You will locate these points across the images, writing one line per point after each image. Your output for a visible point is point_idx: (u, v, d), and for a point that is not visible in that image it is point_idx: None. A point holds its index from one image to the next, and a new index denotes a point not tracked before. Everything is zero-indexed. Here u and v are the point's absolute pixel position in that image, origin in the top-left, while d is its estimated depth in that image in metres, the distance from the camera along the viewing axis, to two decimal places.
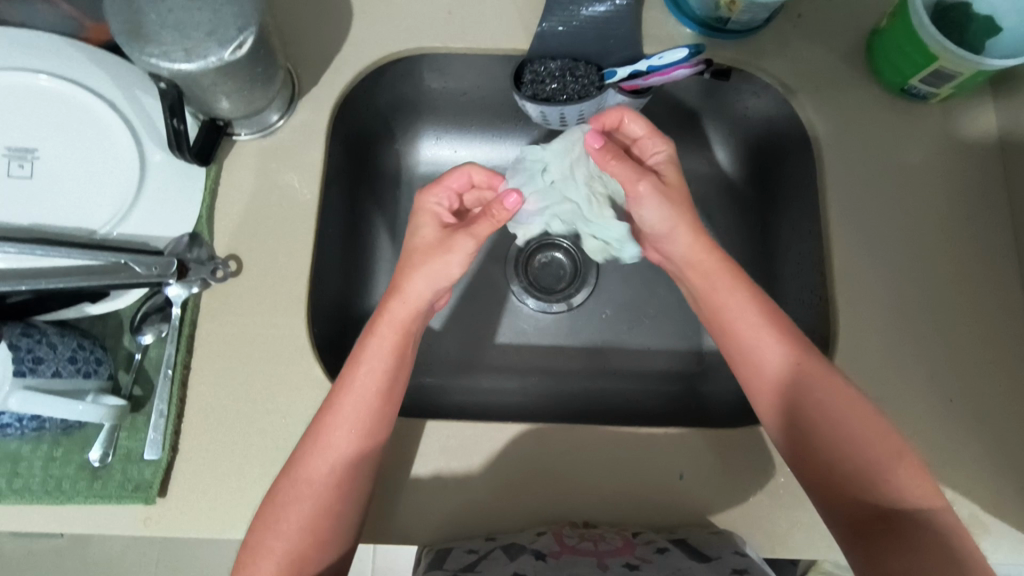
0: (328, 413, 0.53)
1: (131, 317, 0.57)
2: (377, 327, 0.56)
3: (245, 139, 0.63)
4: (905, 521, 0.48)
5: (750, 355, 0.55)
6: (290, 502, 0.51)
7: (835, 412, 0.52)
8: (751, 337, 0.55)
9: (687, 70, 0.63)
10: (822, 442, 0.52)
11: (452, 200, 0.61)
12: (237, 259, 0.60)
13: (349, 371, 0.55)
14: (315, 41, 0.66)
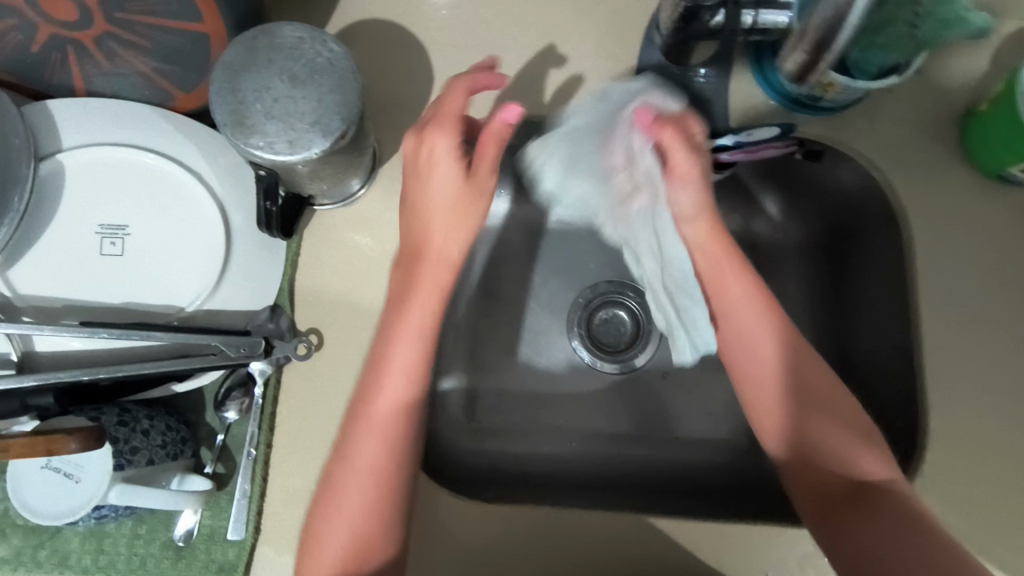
0: (370, 395, 0.50)
1: (214, 393, 0.57)
2: (413, 292, 0.51)
3: (326, 209, 0.62)
4: (885, 501, 0.48)
5: (740, 322, 0.53)
6: (323, 532, 0.48)
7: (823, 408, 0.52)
8: (745, 303, 0.53)
9: (777, 149, 0.62)
10: (809, 435, 0.51)
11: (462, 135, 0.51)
12: (318, 333, 0.60)
13: (391, 341, 0.51)
14: (397, 107, 0.65)
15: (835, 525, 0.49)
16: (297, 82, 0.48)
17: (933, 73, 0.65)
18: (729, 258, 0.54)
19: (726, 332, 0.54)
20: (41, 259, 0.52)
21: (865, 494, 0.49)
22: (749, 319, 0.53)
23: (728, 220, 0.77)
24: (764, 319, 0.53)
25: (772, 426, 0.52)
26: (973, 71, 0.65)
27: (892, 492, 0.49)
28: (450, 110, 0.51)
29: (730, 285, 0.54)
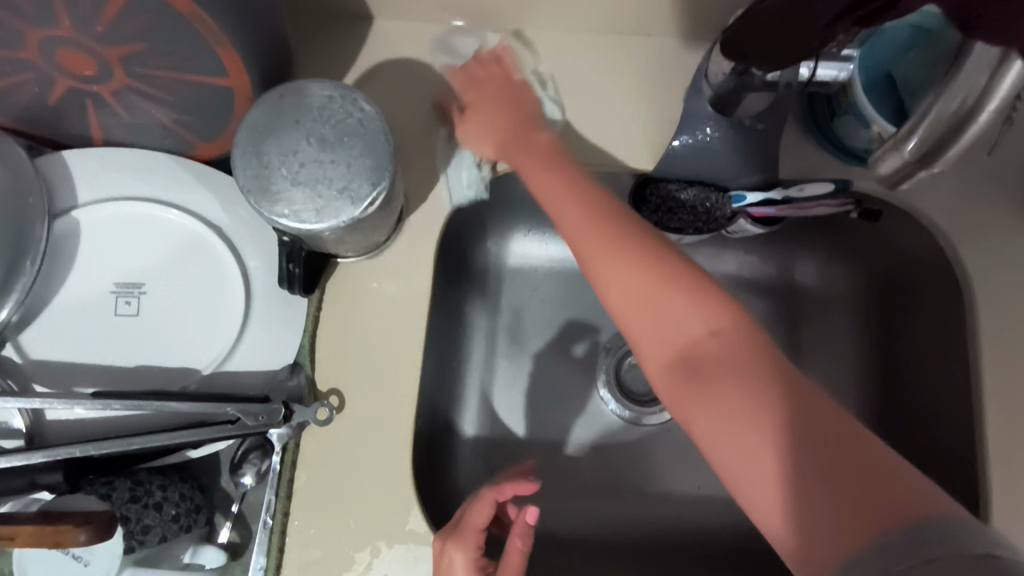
0: None
1: (231, 456, 0.55)
2: (455, 554, 0.49)
3: (350, 262, 0.60)
4: (809, 420, 0.38)
5: (602, 259, 0.45)
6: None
7: (693, 312, 0.42)
8: (594, 245, 0.46)
9: (831, 206, 0.58)
10: (692, 347, 0.42)
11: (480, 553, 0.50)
12: (338, 394, 0.57)
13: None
14: (426, 154, 0.62)
15: (804, 491, 0.36)
16: (325, 145, 0.45)
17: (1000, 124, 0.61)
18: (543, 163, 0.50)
19: (597, 262, 0.45)
20: (56, 319, 0.50)
21: (807, 423, 0.38)
22: (612, 260, 0.45)
23: (767, 268, 0.73)
24: (631, 249, 0.45)
25: (658, 355, 0.43)
26: None
27: (812, 409, 0.38)
28: (472, 530, 0.50)
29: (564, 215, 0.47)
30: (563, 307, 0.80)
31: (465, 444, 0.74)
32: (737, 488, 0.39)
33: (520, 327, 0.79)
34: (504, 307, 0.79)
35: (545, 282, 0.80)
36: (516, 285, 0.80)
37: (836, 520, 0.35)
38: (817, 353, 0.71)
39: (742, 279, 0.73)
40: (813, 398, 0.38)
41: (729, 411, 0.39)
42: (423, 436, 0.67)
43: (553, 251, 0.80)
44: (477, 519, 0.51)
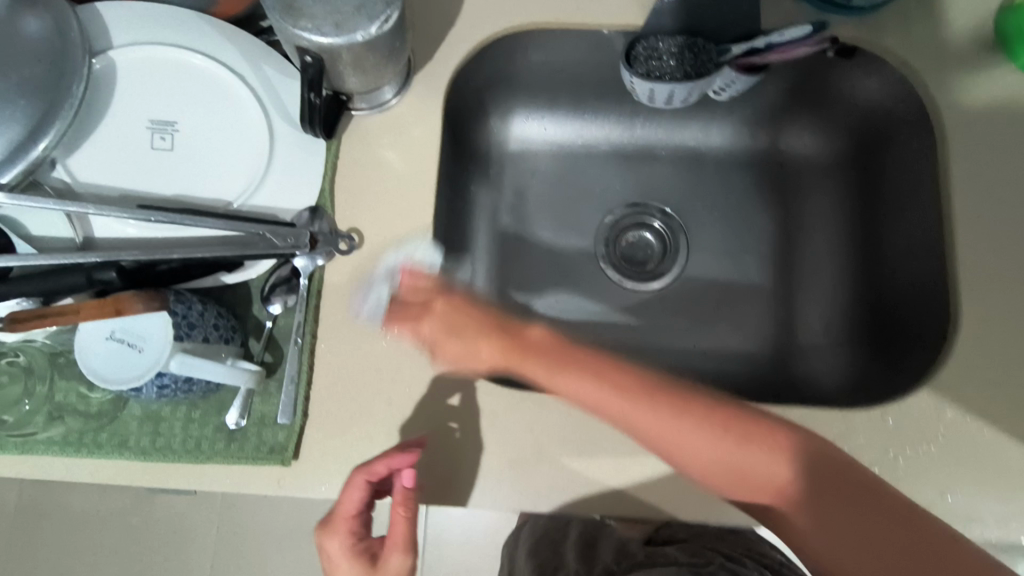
0: None
1: (261, 287, 0.60)
2: (332, 535, 0.54)
3: (362, 114, 0.64)
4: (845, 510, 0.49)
5: (671, 434, 0.51)
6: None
7: (772, 463, 0.50)
8: (672, 446, 0.51)
9: (811, 46, 0.62)
10: (778, 494, 0.51)
11: (358, 525, 0.55)
12: (358, 232, 0.62)
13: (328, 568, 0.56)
14: (429, 18, 0.67)
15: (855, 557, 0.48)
16: None
17: None
18: (583, 377, 0.54)
19: (683, 459, 0.51)
20: (99, 149, 0.55)
21: (841, 482, 0.49)
22: (672, 431, 0.51)
23: (760, 134, 0.82)
24: (701, 424, 0.51)
25: (748, 497, 0.52)
26: None
27: (833, 457, 0.50)
28: (348, 518, 0.54)
29: (632, 412, 0.52)
30: (562, 187, 0.86)
31: None
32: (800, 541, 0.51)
33: (524, 206, 0.84)
34: (507, 188, 0.84)
35: (542, 167, 0.86)
36: (518, 168, 0.85)
37: None
38: (803, 209, 0.81)
39: (737, 147, 0.83)
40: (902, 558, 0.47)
41: (779, 458, 0.50)
42: None
43: (551, 135, 0.85)
44: (343, 508, 0.54)
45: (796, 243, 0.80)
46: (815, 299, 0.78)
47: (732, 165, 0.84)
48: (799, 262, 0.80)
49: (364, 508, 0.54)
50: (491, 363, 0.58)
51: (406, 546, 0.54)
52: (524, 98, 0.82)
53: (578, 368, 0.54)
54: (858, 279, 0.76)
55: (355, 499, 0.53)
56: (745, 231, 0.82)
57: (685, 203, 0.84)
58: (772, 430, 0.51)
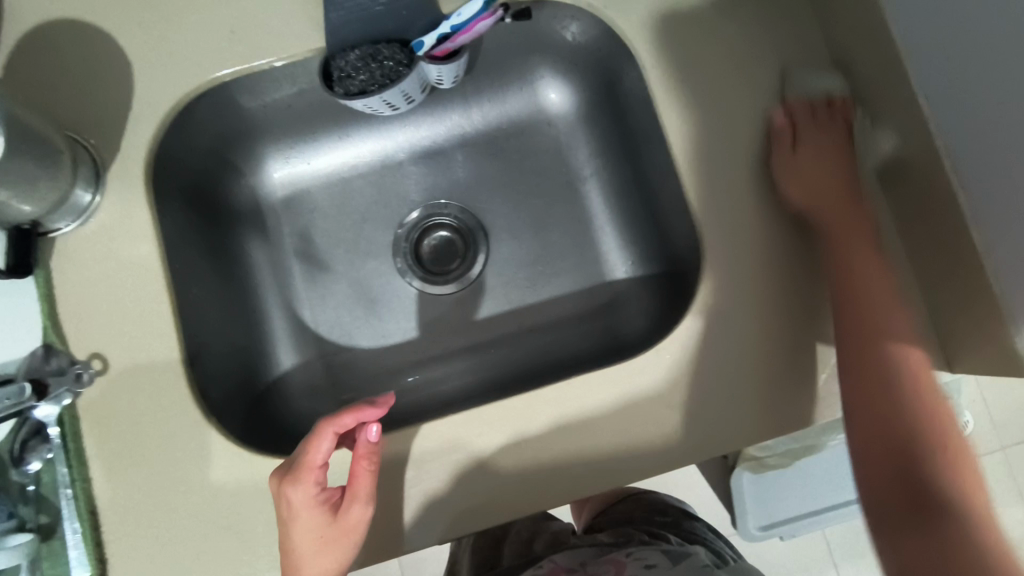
0: (286, 546, 0.53)
1: (10, 451, 0.55)
2: (293, 484, 0.52)
3: (68, 231, 0.60)
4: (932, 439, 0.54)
5: (885, 396, 0.53)
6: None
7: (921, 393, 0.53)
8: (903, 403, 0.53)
9: (487, 21, 0.61)
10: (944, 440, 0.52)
11: (324, 477, 0.53)
12: (101, 357, 0.58)
13: (284, 525, 0.53)
14: (100, 106, 0.61)
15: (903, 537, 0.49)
16: None
17: None
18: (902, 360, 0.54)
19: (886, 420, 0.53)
20: None
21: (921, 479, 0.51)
22: (890, 391, 0.53)
23: (515, 101, 0.82)
24: (902, 387, 0.53)
25: (935, 456, 0.51)
26: None
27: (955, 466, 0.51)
28: (313, 475, 0.53)
29: (893, 379, 0.53)
30: (346, 214, 0.82)
31: (293, 369, 0.76)
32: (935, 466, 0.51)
33: (313, 247, 0.80)
34: (290, 235, 0.81)
35: (322, 200, 0.82)
36: (295, 211, 0.81)
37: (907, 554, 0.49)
38: (577, 162, 0.82)
39: (498, 120, 0.83)
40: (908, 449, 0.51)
41: (922, 422, 0.52)
42: (231, 372, 0.69)
43: (317, 167, 0.81)
44: (311, 461, 0.53)
45: (582, 196, 0.82)
46: (612, 244, 0.80)
47: (499, 140, 0.83)
48: (588, 213, 0.81)
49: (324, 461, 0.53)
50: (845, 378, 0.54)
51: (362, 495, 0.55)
52: (266, 140, 0.77)
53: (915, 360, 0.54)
54: (640, 215, 0.77)
55: (325, 450, 0.53)
56: (532, 199, 0.83)
57: (472, 191, 0.83)
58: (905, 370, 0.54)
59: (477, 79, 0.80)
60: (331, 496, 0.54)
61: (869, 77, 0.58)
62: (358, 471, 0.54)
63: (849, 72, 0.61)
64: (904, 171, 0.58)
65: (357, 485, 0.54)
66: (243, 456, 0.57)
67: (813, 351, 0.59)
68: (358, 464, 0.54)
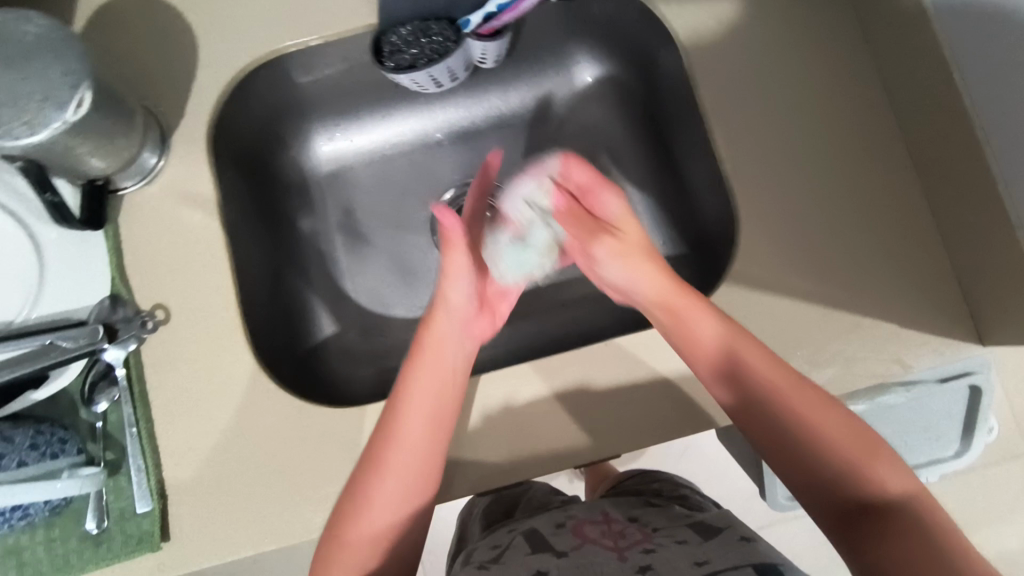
0: (409, 372, 0.61)
1: (80, 391, 0.59)
2: (444, 303, 0.65)
3: (133, 191, 0.64)
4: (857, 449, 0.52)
5: (819, 437, 0.53)
6: (364, 509, 0.55)
7: (839, 428, 0.53)
8: (794, 437, 0.54)
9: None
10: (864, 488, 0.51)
11: (466, 265, 0.64)
12: (163, 307, 0.62)
13: (420, 355, 0.62)
14: (169, 75, 0.65)
15: (853, 535, 0.50)
16: (13, 65, 0.47)
17: None
18: (805, 392, 0.54)
19: (824, 459, 0.52)
20: None
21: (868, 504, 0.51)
22: (823, 435, 0.53)
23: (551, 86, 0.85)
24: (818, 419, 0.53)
25: (891, 484, 0.51)
26: None
27: (906, 517, 0.49)
28: (450, 297, 0.65)
29: (833, 437, 0.53)
30: (386, 191, 0.86)
31: (335, 336, 0.80)
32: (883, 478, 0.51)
33: (354, 221, 0.84)
34: (332, 209, 0.84)
35: (364, 176, 0.86)
36: (337, 186, 0.85)
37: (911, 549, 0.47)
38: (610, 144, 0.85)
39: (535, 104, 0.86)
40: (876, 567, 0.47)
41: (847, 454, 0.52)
42: (279, 332, 0.73)
43: (360, 145, 0.85)
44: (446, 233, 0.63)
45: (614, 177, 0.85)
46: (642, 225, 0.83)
47: (536, 123, 0.86)
48: None
49: (469, 295, 0.66)
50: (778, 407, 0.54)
51: (462, 330, 0.65)
52: (314, 116, 0.81)
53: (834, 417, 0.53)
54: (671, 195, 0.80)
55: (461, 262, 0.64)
56: None
57: (507, 173, 0.86)
58: (815, 417, 0.53)
59: (516, 63, 0.83)
60: (467, 297, 0.65)
61: (901, 76, 0.63)
62: (451, 251, 0.64)
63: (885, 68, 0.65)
64: (943, 163, 0.60)
65: (461, 256, 0.64)
66: (294, 405, 0.60)
67: (836, 320, 0.62)
68: (456, 250, 0.63)
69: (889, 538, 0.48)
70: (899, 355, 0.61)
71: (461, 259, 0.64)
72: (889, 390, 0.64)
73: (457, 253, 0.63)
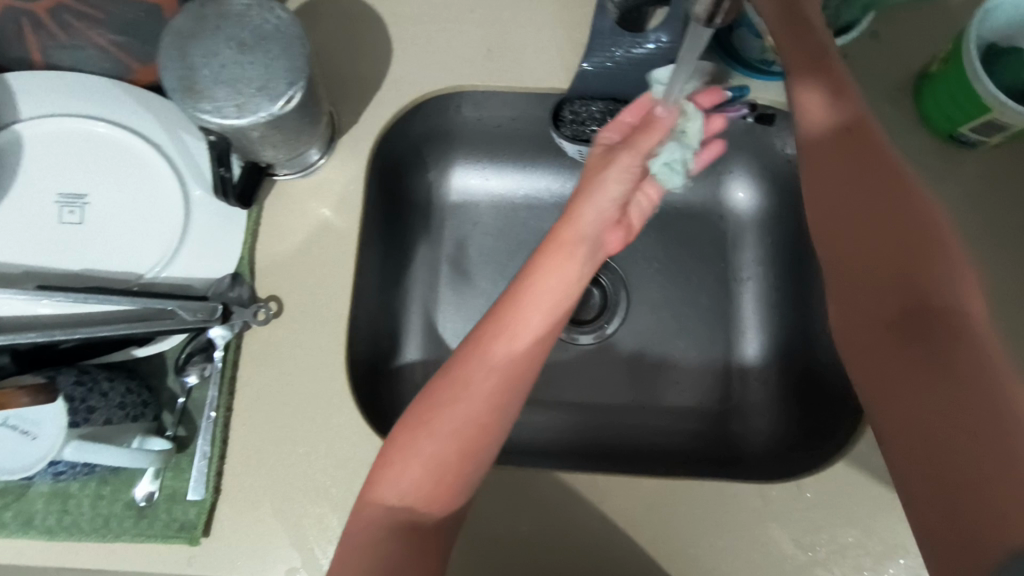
0: (488, 323, 0.55)
1: (176, 358, 0.59)
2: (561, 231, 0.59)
3: (285, 179, 0.64)
4: (932, 288, 0.46)
5: (917, 272, 0.47)
6: (445, 405, 0.52)
7: (939, 270, 0.46)
8: (909, 295, 0.46)
9: (731, 113, 0.63)
10: (923, 312, 0.45)
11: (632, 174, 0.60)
12: (277, 300, 0.61)
13: (517, 289, 0.57)
14: (356, 80, 0.66)
15: (918, 367, 0.43)
16: (245, 49, 0.49)
17: (886, 36, 0.67)
18: (897, 214, 0.49)
19: (910, 284, 0.46)
20: (8, 211, 0.56)
21: (937, 335, 0.43)
22: (913, 271, 0.47)
23: (700, 188, 0.84)
24: (914, 260, 0.47)
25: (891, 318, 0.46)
26: (918, 41, 0.67)
27: (987, 375, 0.41)
28: (588, 214, 0.60)
29: (902, 231, 0.49)
30: (505, 236, 0.83)
31: (413, 366, 0.77)
32: (961, 324, 0.43)
33: (463, 257, 0.82)
34: (447, 239, 0.83)
35: (488, 217, 0.84)
36: (459, 219, 0.84)
37: (932, 397, 0.41)
38: (742, 261, 0.82)
39: (677, 201, 0.84)
40: (929, 414, 0.41)
41: (929, 288, 0.46)
42: (366, 350, 0.71)
43: (493, 186, 0.84)
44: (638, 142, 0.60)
45: (735, 295, 0.81)
46: (751, 350, 0.79)
47: (671, 220, 0.84)
48: (738, 318, 0.81)
49: (612, 206, 0.61)
50: (893, 233, 0.49)
51: (592, 244, 0.59)
52: (462, 148, 0.81)
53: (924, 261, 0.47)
54: (792, 337, 0.76)
55: (626, 172, 0.60)
56: (681, 281, 0.82)
57: (627, 258, 0.84)
58: (913, 259, 0.47)
59: None
60: (609, 216, 0.61)
61: None
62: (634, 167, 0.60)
63: None
64: None
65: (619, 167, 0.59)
66: (369, 440, 0.58)
67: None
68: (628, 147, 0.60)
69: (927, 395, 0.41)
70: None
71: (625, 164, 0.59)
72: None
73: (622, 155, 0.60)
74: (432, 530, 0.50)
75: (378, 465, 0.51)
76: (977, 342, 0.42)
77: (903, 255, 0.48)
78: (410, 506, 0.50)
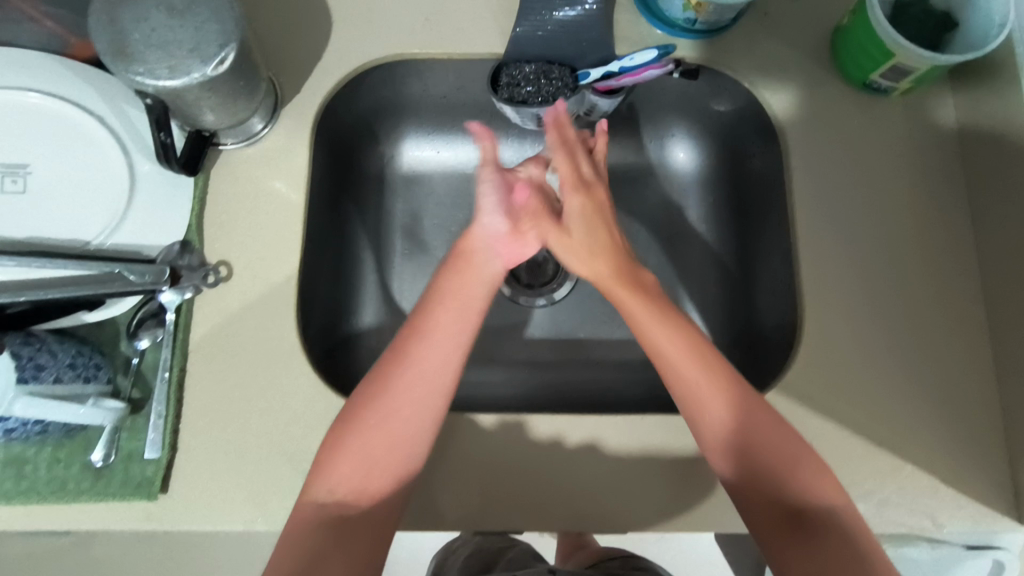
0: (412, 334, 0.57)
1: (127, 324, 0.60)
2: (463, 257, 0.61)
3: (231, 148, 0.65)
4: (728, 397, 0.54)
5: (703, 400, 0.54)
6: (371, 409, 0.54)
7: (724, 402, 0.54)
8: (699, 387, 0.54)
9: (656, 71, 0.65)
10: (719, 447, 0.53)
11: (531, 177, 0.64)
12: (227, 265, 0.62)
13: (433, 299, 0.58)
14: (297, 51, 0.68)
15: (737, 488, 0.53)
16: (175, 13, 0.50)
17: None
18: (656, 318, 0.56)
19: (688, 375, 0.54)
20: None
21: (738, 446, 0.53)
22: (700, 387, 0.54)
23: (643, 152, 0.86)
24: (709, 375, 0.54)
25: (708, 423, 0.54)
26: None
27: (770, 466, 0.53)
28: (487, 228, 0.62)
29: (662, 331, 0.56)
30: (459, 206, 0.86)
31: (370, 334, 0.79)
32: (749, 431, 0.53)
33: (418, 227, 0.85)
34: (401, 212, 0.85)
35: (440, 188, 0.86)
36: (412, 190, 0.86)
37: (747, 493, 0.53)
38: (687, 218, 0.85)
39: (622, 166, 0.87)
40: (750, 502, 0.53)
41: (715, 416, 0.53)
42: (321, 316, 0.73)
43: (445, 157, 0.86)
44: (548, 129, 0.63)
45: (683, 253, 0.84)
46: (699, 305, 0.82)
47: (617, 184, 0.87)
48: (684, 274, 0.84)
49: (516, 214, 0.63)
50: (686, 360, 0.55)
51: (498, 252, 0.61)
52: (411, 120, 0.83)
53: (695, 360, 0.54)
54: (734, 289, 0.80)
55: (517, 185, 0.63)
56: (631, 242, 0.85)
57: None
58: (712, 369, 0.54)
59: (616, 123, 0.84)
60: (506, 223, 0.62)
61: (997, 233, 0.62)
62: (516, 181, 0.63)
63: (981, 221, 0.64)
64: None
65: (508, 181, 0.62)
66: (321, 394, 0.60)
67: (882, 462, 0.60)
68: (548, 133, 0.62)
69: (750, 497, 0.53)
70: (933, 512, 0.59)
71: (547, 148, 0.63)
72: (912, 545, 0.61)
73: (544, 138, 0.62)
74: (371, 514, 0.52)
75: (313, 469, 0.53)
76: (772, 466, 0.53)
77: (685, 362, 0.54)
78: (347, 502, 0.52)
